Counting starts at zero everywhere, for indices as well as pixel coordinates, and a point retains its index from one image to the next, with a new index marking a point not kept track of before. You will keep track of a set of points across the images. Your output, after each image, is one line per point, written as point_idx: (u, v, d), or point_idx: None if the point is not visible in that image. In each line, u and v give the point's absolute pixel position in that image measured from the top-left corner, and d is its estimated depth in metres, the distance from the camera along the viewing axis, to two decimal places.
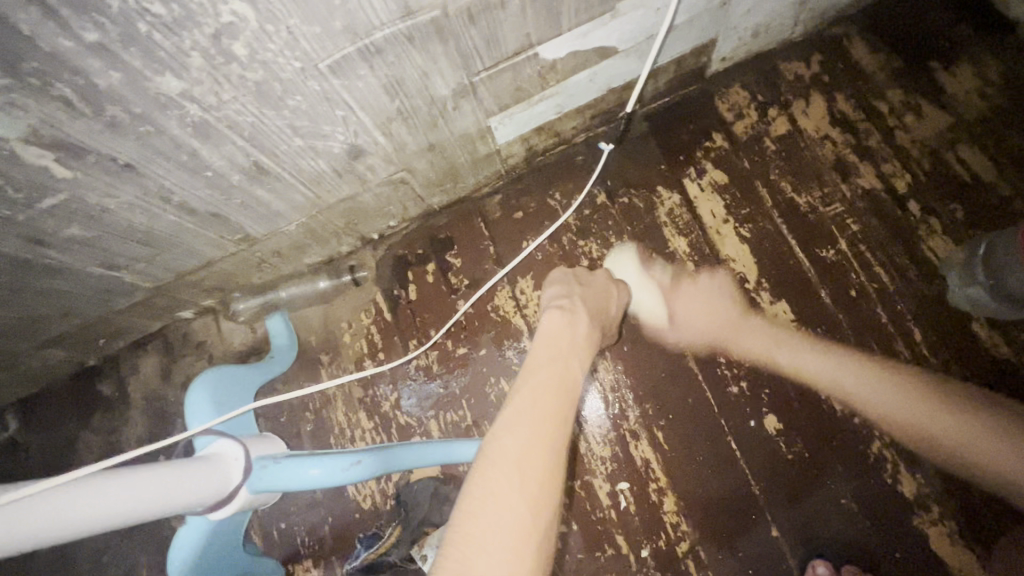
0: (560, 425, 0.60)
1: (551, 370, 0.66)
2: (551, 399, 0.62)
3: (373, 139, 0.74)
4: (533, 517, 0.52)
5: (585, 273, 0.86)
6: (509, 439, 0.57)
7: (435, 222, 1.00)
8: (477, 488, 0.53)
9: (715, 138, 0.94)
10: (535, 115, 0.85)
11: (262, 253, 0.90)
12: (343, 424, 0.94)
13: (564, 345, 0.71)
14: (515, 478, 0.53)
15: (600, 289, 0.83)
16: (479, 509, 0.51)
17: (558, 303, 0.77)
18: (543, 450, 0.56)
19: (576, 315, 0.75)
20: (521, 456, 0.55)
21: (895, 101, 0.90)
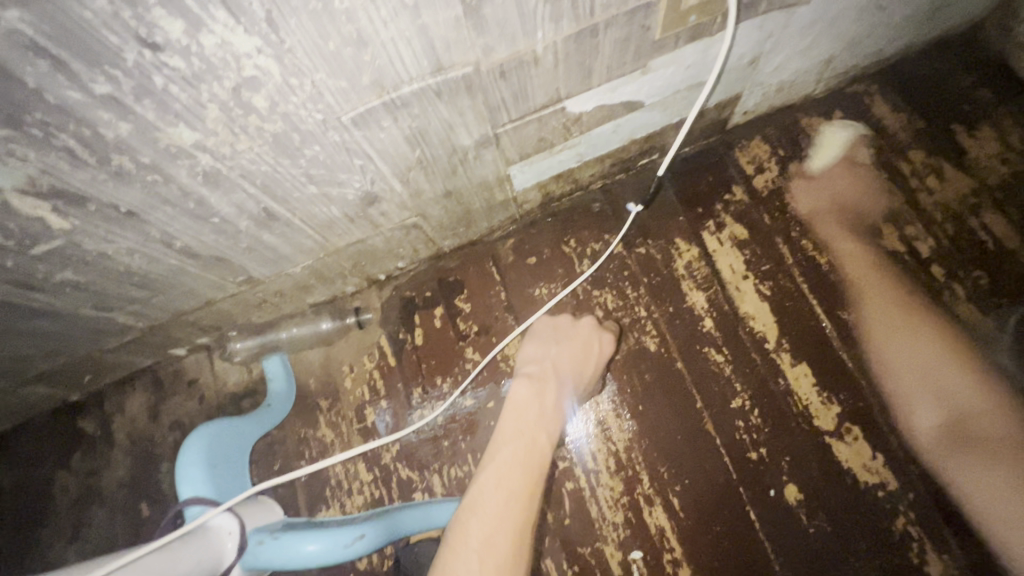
0: (522, 507, 0.65)
1: (516, 449, 0.70)
2: (515, 479, 0.67)
3: (389, 186, 0.71)
4: None
5: (571, 327, 0.85)
6: (474, 524, 0.63)
7: (445, 264, 0.97)
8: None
9: (734, 191, 0.93)
10: (555, 164, 0.83)
11: (264, 294, 0.86)
12: (340, 477, 0.89)
13: (529, 422, 0.74)
14: (480, 559, 0.59)
15: (580, 350, 0.82)
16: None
17: (527, 373, 0.80)
18: (506, 530, 0.62)
19: (544, 387, 0.78)
20: (486, 535, 0.61)
21: (917, 162, 0.89)
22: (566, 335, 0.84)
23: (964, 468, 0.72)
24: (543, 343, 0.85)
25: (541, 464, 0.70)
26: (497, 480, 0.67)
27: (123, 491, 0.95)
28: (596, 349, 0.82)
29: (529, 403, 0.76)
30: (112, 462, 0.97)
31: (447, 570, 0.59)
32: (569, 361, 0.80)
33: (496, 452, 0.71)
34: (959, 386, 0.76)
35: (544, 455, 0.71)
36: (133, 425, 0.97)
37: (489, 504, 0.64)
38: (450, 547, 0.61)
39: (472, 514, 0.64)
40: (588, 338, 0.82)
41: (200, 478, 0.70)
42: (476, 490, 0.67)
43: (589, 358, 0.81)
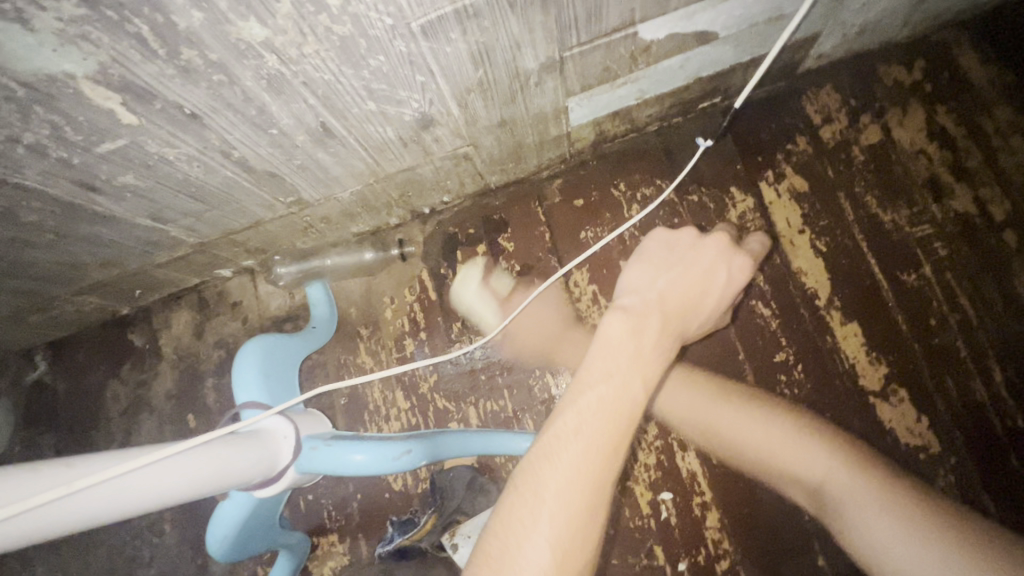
0: (605, 461, 0.54)
1: (603, 391, 0.58)
2: (600, 429, 0.55)
3: (446, 109, 0.69)
4: (561, 553, 0.50)
5: (692, 247, 0.73)
6: (545, 470, 0.54)
7: (490, 201, 0.95)
8: (505, 521, 0.52)
9: (798, 141, 0.88)
10: (615, 99, 0.79)
11: (311, 219, 0.86)
12: (378, 402, 0.91)
13: (622, 362, 0.61)
14: (552, 513, 0.52)
15: (699, 278, 0.70)
16: (510, 538, 0.51)
17: (625, 304, 0.66)
18: (581, 489, 0.53)
19: (644, 322, 0.64)
20: (560, 488, 0.53)
21: (1002, 120, 0.83)
22: (685, 256, 0.72)
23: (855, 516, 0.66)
24: (652, 265, 0.72)
25: (632, 415, 0.57)
26: (578, 426, 0.56)
27: (171, 401, 0.99)
28: (722, 275, 0.71)
29: (627, 338, 0.62)
30: (160, 375, 1.01)
31: (517, 519, 0.52)
32: (686, 290, 0.69)
33: (580, 390, 0.59)
34: (821, 461, 0.71)
35: (636, 405, 0.58)
36: (180, 341, 1.01)
37: (568, 453, 0.54)
38: (520, 489, 0.54)
39: (550, 465, 0.54)
40: (713, 265, 0.71)
41: (255, 386, 0.72)
42: (556, 431, 0.57)
43: (710, 287, 0.70)
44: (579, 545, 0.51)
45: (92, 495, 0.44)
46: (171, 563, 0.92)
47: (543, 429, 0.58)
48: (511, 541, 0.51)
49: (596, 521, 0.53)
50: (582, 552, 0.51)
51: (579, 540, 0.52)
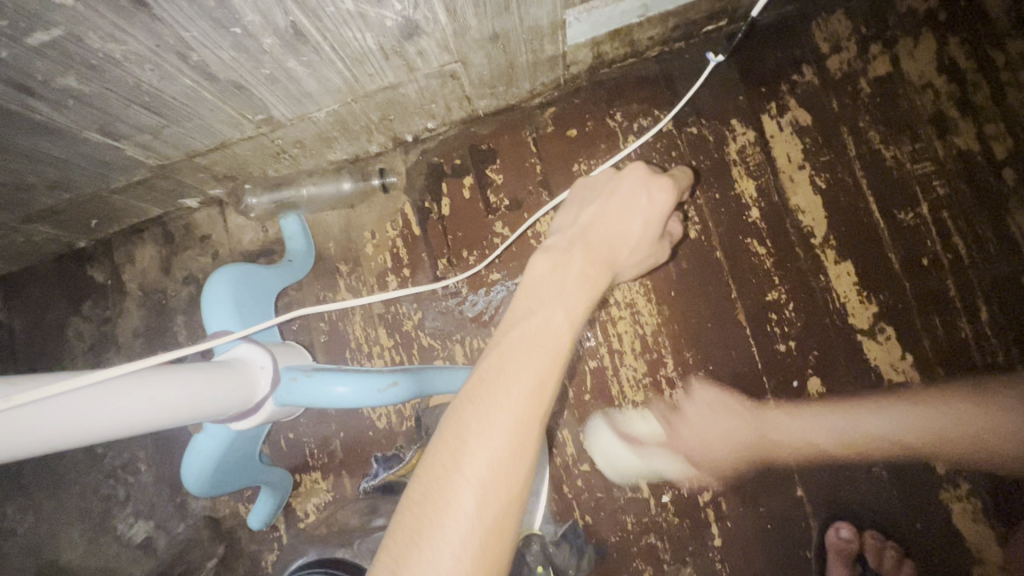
0: (533, 388, 0.50)
1: (527, 327, 0.55)
2: (524, 362, 0.52)
3: (433, 15, 0.62)
4: (484, 492, 0.45)
5: (612, 181, 0.72)
6: (470, 409, 0.49)
7: (477, 130, 0.89)
8: (431, 465, 0.47)
9: (805, 71, 0.84)
10: (616, 15, 0.73)
11: (283, 142, 0.79)
12: (359, 341, 0.88)
13: (550, 294, 0.59)
14: (475, 452, 0.46)
15: (619, 206, 0.69)
16: (433, 483, 0.46)
17: (549, 246, 0.66)
18: (505, 419, 0.48)
19: (568, 259, 0.62)
20: (484, 425, 0.48)
21: (1015, 53, 0.80)
22: (606, 190, 0.71)
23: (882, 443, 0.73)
24: (579, 204, 0.72)
25: (556, 343, 0.54)
26: (502, 359, 0.52)
27: (138, 339, 0.94)
28: (644, 203, 0.69)
29: (549, 277, 0.60)
30: (125, 311, 0.95)
31: (443, 460, 0.47)
32: (611, 220, 0.68)
33: (506, 330, 0.56)
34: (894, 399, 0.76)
35: (560, 334, 0.55)
36: (146, 275, 0.95)
37: (493, 384, 0.50)
38: (446, 431, 0.49)
39: (475, 405, 0.49)
40: (633, 191, 0.69)
41: (227, 312, 0.69)
42: (482, 372, 0.52)
43: (634, 214, 0.69)
44: (502, 483, 0.46)
45: (58, 407, 0.40)
46: (148, 502, 0.90)
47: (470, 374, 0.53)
48: (440, 482, 0.46)
49: (526, 459, 0.47)
50: (507, 491, 0.46)
51: (503, 475, 0.46)
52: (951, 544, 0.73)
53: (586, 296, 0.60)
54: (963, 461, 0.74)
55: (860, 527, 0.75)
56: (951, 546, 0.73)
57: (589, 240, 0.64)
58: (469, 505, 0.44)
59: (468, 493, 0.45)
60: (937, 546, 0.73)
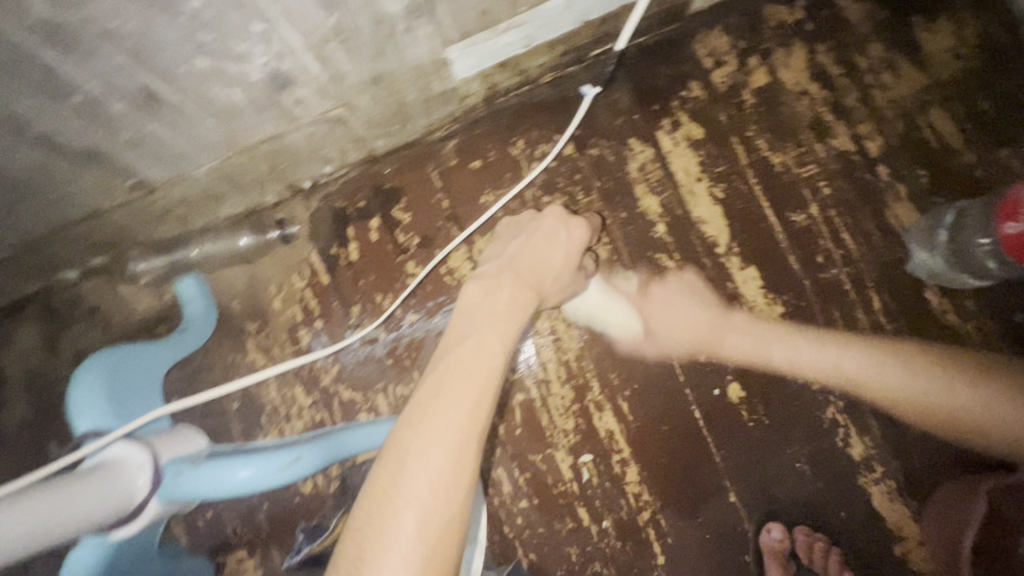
0: (468, 410, 0.54)
1: (461, 352, 0.60)
2: (459, 386, 0.56)
3: (301, 65, 0.59)
4: (424, 509, 0.49)
5: (534, 220, 0.77)
6: (409, 435, 0.53)
7: (378, 168, 0.86)
8: (371, 489, 0.51)
9: (692, 87, 0.86)
10: (499, 48, 0.73)
11: (165, 204, 0.74)
12: (276, 402, 0.83)
13: (483, 318, 0.64)
14: (417, 474, 0.50)
15: (543, 241, 0.74)
16: (378, 506, 0.49)
17: (481, 275, 0.70)
18: (444, 440, 0.52)
19: (499, 285, 0.68)
20: (424, 448, 0.51)
21: (877, 57, 0.85)
22: (528, 228, 0.76)
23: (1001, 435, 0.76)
24: (506, 239, 0.76)
25: (489, 366, 0.58)
26: (439, 382, 0.57)
27: (24, 431, 0.84)
28: (564, 236, 0.75)
29: (480, 305, 0.65)
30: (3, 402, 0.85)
31: (383, 482, 0.51)
32: (535, 253, 0.73)
33: (441, 357, 0.60)
34: (882, 364, 0.80)
35: (492, 357, 0.59)
36: (25, 358, 0.85)
37: (435, 408, 0.54)
38: (386, 456, 0.52)
39: (412, 430, 0.53)
40: (552, 229, 0.74)
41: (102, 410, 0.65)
42: (421, 396, 0.57)
43: (555, 247, 0.74)
44: (443, 499, 0.49)
45: None
46: None
47: (410, 401, 0.57)
48: (383, 506, 0.49)
49: (465, 475, 0.51)
50: (449, 509, 0.49)
51: (444, 492, 0.50)
52: (871, 524, 0.77)
53: (515, 318, 0.65)
54: (875, 446, 0.78)
55: (791, 524, 0.77)
56: (873, 528, 0.77)
57: (516, 266, 0.70)
58: (411, 526, 0.48)
59: (410, 514, 0.48)
60: (860, 530, 0.77)
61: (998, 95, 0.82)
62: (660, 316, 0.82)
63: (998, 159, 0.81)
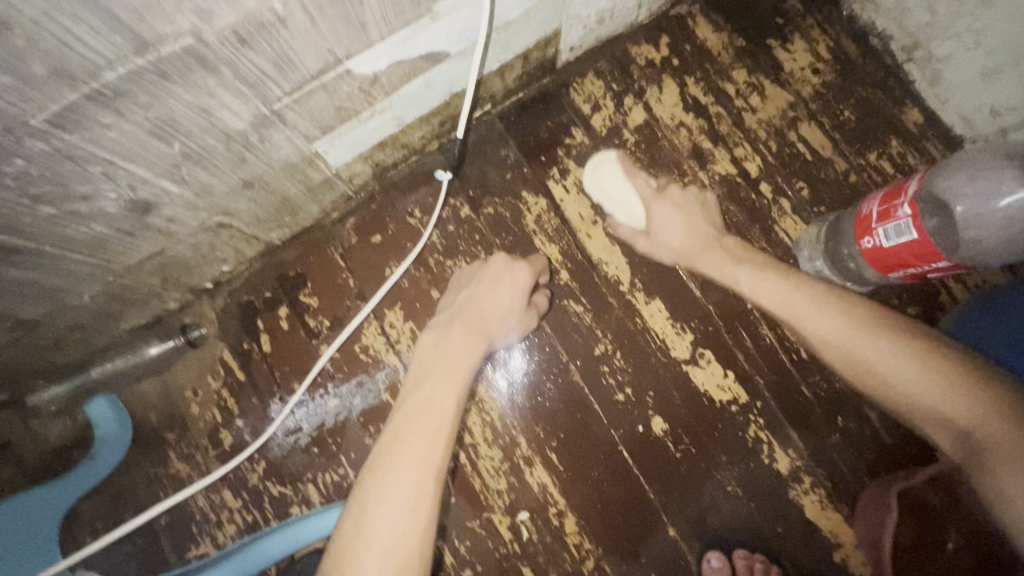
0: (422, 453, 0.60)
1: (416, 398, 0.65)
2: (415, 432, 0.62)
3: (160, 189, 0.60)
4: (383, 551, 0.55)
5: (480, 268, 0.79)
6: (372, 482, 0.59)
7: (281, 257, 0.87)
8: (342, 533, 0.57)
9: (575, 133, 0.89)
10: (371, 131, 0.74)
11: (55, 334, 0.72)
12: (204, 510, 0.81)
13: (436, 366, 0.69)
14: (379, 518, 0.56)
15: (486, 289, 0.76)
16: (345, 548, 0.56)
17: (434, 323, 0.75)
18: (400, 487, 0.58)
19: (447, 332, 0.72)
20: (383, 495, 0.58)
21: (742, 82, 0.90)
22: (475, 276, 0.78)
23: (993, 481, 0.53)
24: (458, 284, 0.80)
25: (441, 411, 0.64)
26: (396, 433, 0.62)
27: None
28: (508, 281, 0.76)
29: (432, 354, 0.70)
30: None
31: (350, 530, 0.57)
32: (481, 301, 0.75)
33: (402, 402, 0.66)
34: (893, 361, 0.60)
35: (444, 401, 0.65)
36: None
37: (391, 459, 0.60)
38: (355, 505, 0.59)
39: (375, 475, 0.59)
40: (496, 277, 0.76)
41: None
42: (382, 445, 0.62)
43: (499, 293, 0.76)
44: (401, 542, 0.56)
45: None
46: None
47: (373, 451, 0.62)
48: (351, 548, 0.55)
49: (421, 516, 0.57)
50: (407, 553, 0.55)
51: (401, 534, 0.56)
52: (809, 534, 0.78)
53: (465, 361, 0.69)
54: (800, 456, 0.80)
55: (732, 548, 0.78)
56: (811, 539, 0.78)
57: (463, 315, 0.74)
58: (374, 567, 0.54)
59: (373, 556, 0.54)
60: (799, 542, 0.78)
61: (856, 103, 0.88)
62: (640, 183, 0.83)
63: (866, 163, 0.86)
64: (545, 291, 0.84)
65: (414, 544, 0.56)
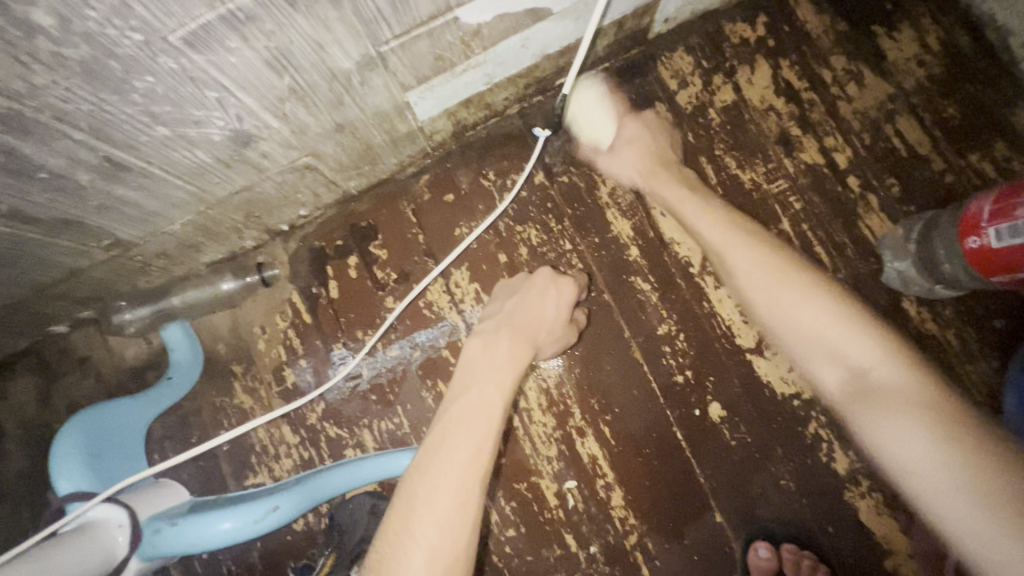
0: (471, 457, 0.57)
1: (465, 400, 0.62)
2: (464, 435, 0.59)
3: (263, 123, 0.61)
4: (431, 556, 0.51)
5: (525, 279, 0.78)
6: (416, 482, 0.56)
7: (354, 207, 0.88)
8: (385, 537, 0.53)
9: (658, 109, 0.87)
10: (461, 87, 0.74)
11: (144, 258, 0.76)
12: (264, 442, 0.85)
13: (483, 371, 0.66)
14: (427, 522, 0.53)
15: (535, 297, 0.75)
16: (389, 553, 0.52)
17: (480, 330, 0.73)
18: (449, 489, 0.54)
19: (495, 338, 0.70)
20: (430, 499, 0.54)
21: (841, 69, 0.86)
22: (522, 286, 0.77)
23: (878, 424, 0.52)
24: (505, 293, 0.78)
25: (489, 416, 0.61)
26: (443, 434, 0.59)
27: (23, 484, 0.86)
28: (554, 293, 0.76)
29: (481, 358, 0.68)
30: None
31: (395, 533, 0.53)
32: (528, 309, 0.74)
33: (447, 406, 0.63)
34: (817, 307, 0.58)
35: (492, 406, 0.62)
36: (17, 412, 0.87)
37: (441, 460, 0.56)
38: (397, 507, 0.55)
39: (419, 480, 0.56)
40: (543, 287, 0.75)
41: (81, 477, 0.69)
42: (427, 448, 0.59)
43: (547, 304, 0.75)
44: (449, 546, 0.52)
45: None
46: None
47: (417, 454, 0.60)
48: (396, 553, 0.51)
49: (469, 522, 0.54)
50: (454, 559, 0.52)
51: (449, 539, 0.52)
52: (860, 538, 0.77)
53: (514, 368, 0.66)
54: (860, 458, 0.78)
55: (779, 541, 0.77)
56: (862, 543, 0.76)
57: (511, 321, 0.72)
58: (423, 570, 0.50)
59: (421, 559, 0.51)
60: (848, 545, 0.77)
61: (961, 101, 0.84)
62: (622, 154, 0.82)
63: (966, 165, 0.82)
64: (585, 307, 0.83)
65: (461, 551, 0.53)
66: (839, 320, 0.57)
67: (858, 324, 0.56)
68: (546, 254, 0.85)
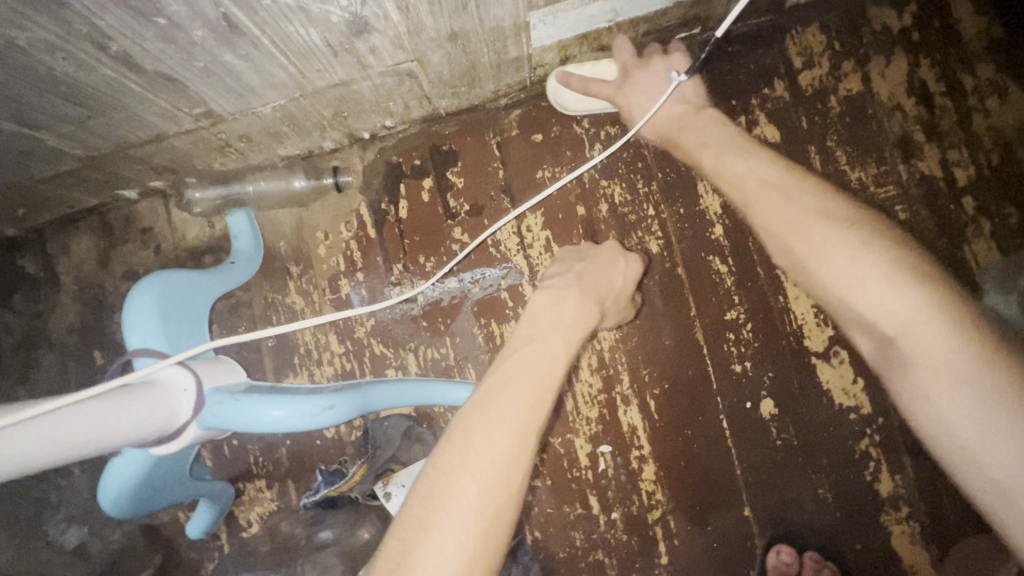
0: (530, 406, 0.53)
1: (530, 350, 0.59)
2: (526, 380, 0.55)
3: (383, 12, 0.57)
4: (487, 485, 0.48)
5: (591, 249, 0.76)
6: (475, 416, 0.52)
7: (439, 129, 0.85)
8: (435, 464, 0.50)
9: (777, 85, 0.82)
10: (583, 19, 0.70)
11: (229, 137, 0.74)
12: (309, 346, 0.85)
13: (551, 325, 0.63)
14: (483, 454, 0.49)
15: (604, 264, 0.73)
16: (440, 479, 0.48)
17: (547, 287, 0.70)
18: (510, 426, 0.51)
19: (565, 296, 0.67)
20: (491, 430, 0.50)
21: (985, 79, 0.79)
22: (584, 255, 0.75)
23: (920, 399, 0.47)
24: (564, 260, 0.76)
25: (554, 368, 0.58)
26: (506, 376, 0.56)
27: (73, 337, 0.88)
28: (621, 265, 0.74)
29: (549, 312, 0.65)
30: (53, 305, 0.89)
31: (448, 459, 0.49)
32: (596, 274, 0.71)
33: (510, 351, 0.60)
34: (840, 253, 0.51)
35: (558, 359, 0.59)
36: (76, 269, 0.88)
37: (502, 398, 0.53)
38: (451, 435, 0.51)
39: (479, 413, 0.52)
40: (611, 257, 0.74)
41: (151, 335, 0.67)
42: (487, 388, 0.55)
43: (614, 276, 0.73)
44: (504, 481, 0.49)
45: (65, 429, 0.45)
46: (78, 511, 0.84)
47: (475, 393, 0.56)
48: (445, 482, 0.48)
49: (524, 465, 0.50)
50: (507, 496, 0.48)
51: (503, 475, 0.49)
52: (886, 562, 0.75)
53: (581, 328, 0.64)
54: (905, 485, 0.75)
55: (802, 548, 0.75)
56: (886, 567, 0.75)
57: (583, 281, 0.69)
58: (475, 499, 0.47)
59: (474, 490, 0.47)
60: (872, 564, 0.75)
61: None
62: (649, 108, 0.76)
63: None
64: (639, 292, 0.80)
65: (515, 490, 0.49)
66: (859, 268, 0.49)
67: (886, 271, 0.48)
68: (626, 215, 0.82)
